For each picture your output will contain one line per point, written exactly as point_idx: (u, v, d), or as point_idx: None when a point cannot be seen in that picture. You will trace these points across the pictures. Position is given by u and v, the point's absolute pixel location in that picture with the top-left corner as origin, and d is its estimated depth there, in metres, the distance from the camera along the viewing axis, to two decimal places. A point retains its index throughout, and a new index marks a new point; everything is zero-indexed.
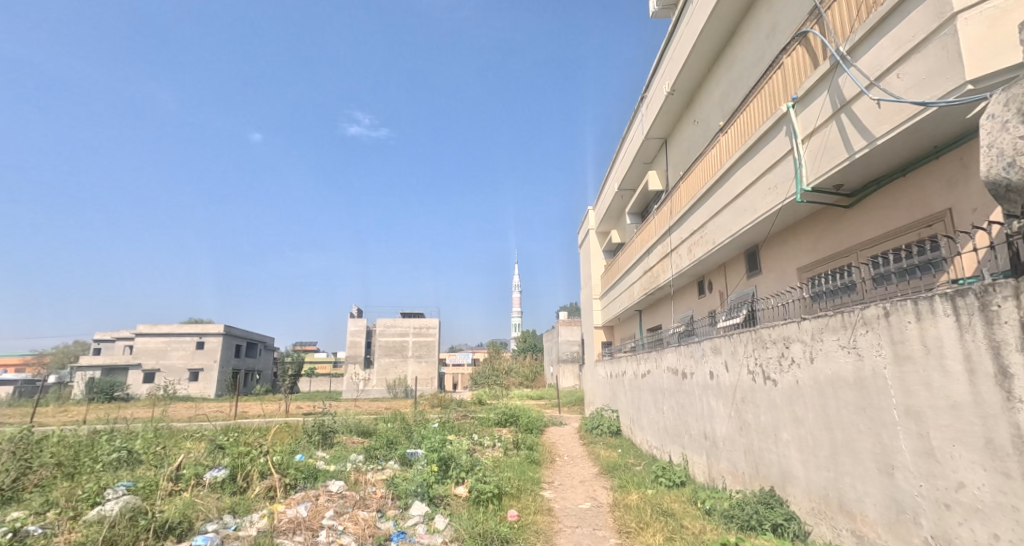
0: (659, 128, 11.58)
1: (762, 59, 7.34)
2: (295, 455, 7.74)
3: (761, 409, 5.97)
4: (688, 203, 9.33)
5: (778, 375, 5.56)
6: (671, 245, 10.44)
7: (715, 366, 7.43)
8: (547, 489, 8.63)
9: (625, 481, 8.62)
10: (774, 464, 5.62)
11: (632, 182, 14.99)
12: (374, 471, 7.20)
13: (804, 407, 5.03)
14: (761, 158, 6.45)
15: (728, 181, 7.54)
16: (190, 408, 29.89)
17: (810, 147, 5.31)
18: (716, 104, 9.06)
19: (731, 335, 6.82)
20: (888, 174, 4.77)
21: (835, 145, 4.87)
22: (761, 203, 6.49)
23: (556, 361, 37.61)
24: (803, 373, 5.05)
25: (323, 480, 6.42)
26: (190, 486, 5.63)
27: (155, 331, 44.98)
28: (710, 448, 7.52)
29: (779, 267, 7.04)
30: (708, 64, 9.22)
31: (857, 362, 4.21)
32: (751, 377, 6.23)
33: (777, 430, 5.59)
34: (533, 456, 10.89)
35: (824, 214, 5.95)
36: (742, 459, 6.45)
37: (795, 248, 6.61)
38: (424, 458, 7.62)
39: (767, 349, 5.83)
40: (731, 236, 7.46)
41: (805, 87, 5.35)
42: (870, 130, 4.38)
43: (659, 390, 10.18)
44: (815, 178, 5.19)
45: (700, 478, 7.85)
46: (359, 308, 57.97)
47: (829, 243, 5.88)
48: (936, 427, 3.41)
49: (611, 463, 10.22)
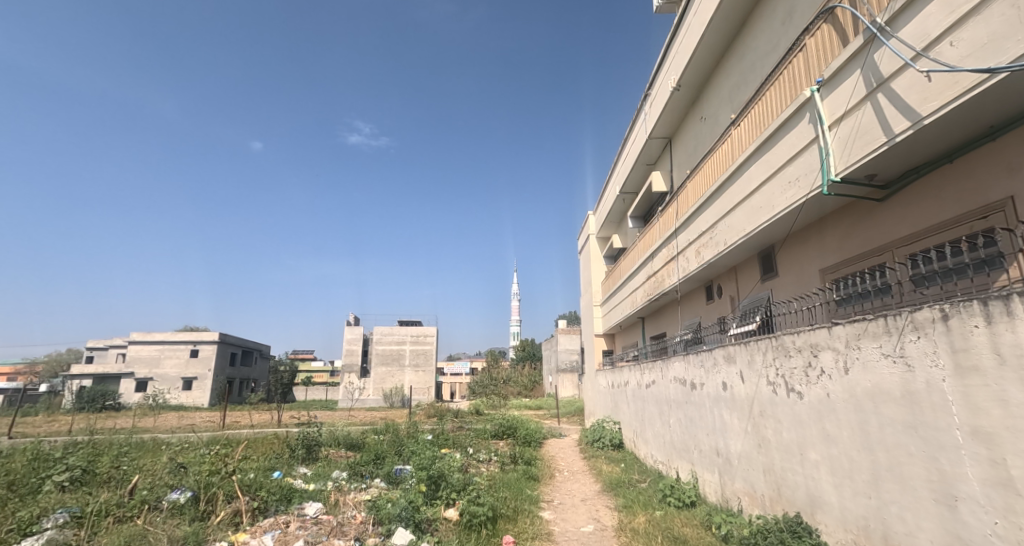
0: (663, 126, 11.09)
1: (778, 47, 6.86)
2: (271, 473, 7.07)
3: (783, 425, 5.40)
4: (696, 201, 8.79)
5: (804, 388, 5.00)
6: (678, 248, 9.89)
7: (728, 376, 6.85)
8: (546, 510, 8.03)
9: (630, 501, 8.02)
10: (801, 487, 5.03)
11: (635, 185, 14.49)
12: (358, 492, 6.57)
13: (838, 424, 4.45)
14: (780, 149, 5.92)
15: (741, 177, 7.02)
16: (178, 418, 29.11)
17: (839, 134, 4.79)
18: (726, 99, 8.56)
19: (747, 342, 6.26)
20: (931, 162, 4.25)
21: (870, 129, 4.35)
22: (780, 199, 5.95)
23: (555, 371, 36.94)
24: (837, 386, 4.47)
25: (300, 502, 5.80)
26: (144, 513, 5.03)
27: (148, 339, 44.32)
28: (723, 466, 6.91)
29: (799, 269, 6.50)
30: (717, 58, 8.75)
31: (906, 374, 3.64)
32: (772, 389, 5.64)
33: (803, 449, 5.01)
34: (531, 471, 10.27)
35: (853, 209, 5.40)
36: (762, 480, 5.85)
37: (817, 247, 6.07)
38: (413, 476, 6.99)
39: (790, 358, 5.27)
40: (745, 235, 6.92)
41: (833, 68, 4.83)
42: (916, 107, 3.85)
43: (666, 402, 9.59)
44: (846, 167, 4.65)
45: (712, 498, 7.24)
46: (354, 317, 57.31)
47: (857, 241, 5.35)
48: (1016, 454, 2.88)
49: (614, 479, 9.60)
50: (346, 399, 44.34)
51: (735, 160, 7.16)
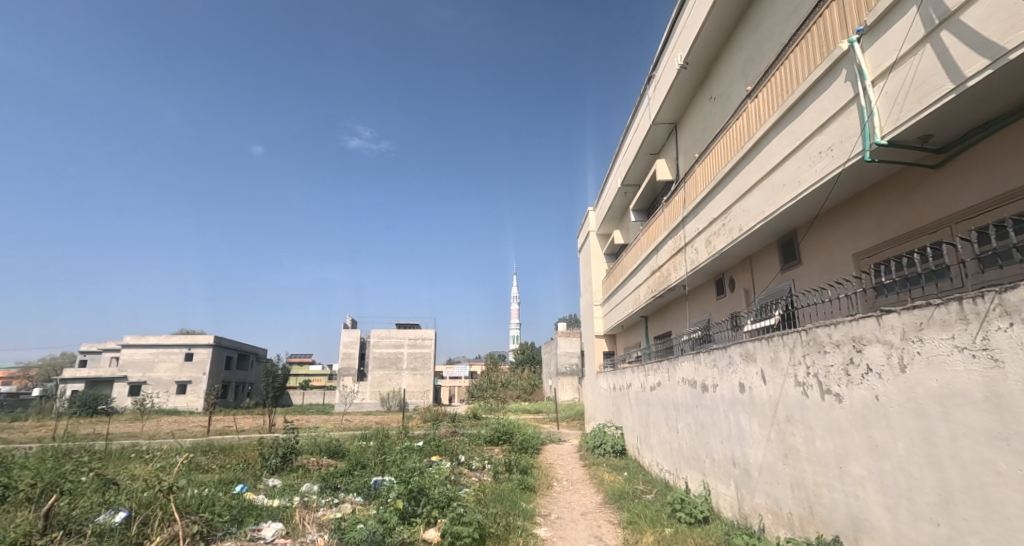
0: (668, 110, 10.36)
1: (801, 7, 6.11)
2: (231, 487, 6.40)
3: (816, 433, 4.63)
4: (707, 186, 8.05)
5: (844, 390, 4.23)
6: (685, 239, 9.13)
7: (746, 377, 6.08)
8: (542, 525, 7.28)
9: (635, 515, 7.25)
10: (841, 507, 4.26)
11: (638, 177, 13.72)
12: (329, 510, 5.83)
13: (891, 434, 3.69)
14: (808, 117, 5.15)
15: (760, 154, 6.27)
16: (169, 422, 28.32)
17: (886, 89, 4.04)
18: (739, 74, 7.84)
19: (771, 338, 5.50)
20: (1008, 115, 3.53)
21: (931, 77, 3.61)
22: (806, 174, 5.19)
23: (555, 374, 36.12)
24: (889, 387, 3.71)
25: (256, 521, 5.10)
26: (62, 542, 4.22)
27: (141, 343, 43.56)
28: (741, 478, 6.14)
29: (827, 254, 5.76)
30: (729, 30, 8.01)
31: (992, 371, 2.90)
32: (802, 391, 4.88)
33: (843, 462, 4.24)
34: (527, 481, 9.49)
35: (896, 181, 4.65)
36: (789, 496, 5.09)
37: (851, 229, 5.32)
38: (392, 489, 6.21)
39: (826, 354, 4.51)
40: (763, 219, 6.17)
41: (878, 11, 4.09)
42: (997, 40, 3.12)
43: (673, 405, 8.83)
44: (896, 126, 3.91)
45: (727, 514, 6.46)
46: (352, 321, 56.67)
47: (901, 218, 4.61)
48: None
49: (617, 490, 8.83)
50: (341, 404, 43.62)
51: (752, 136, 6.43)
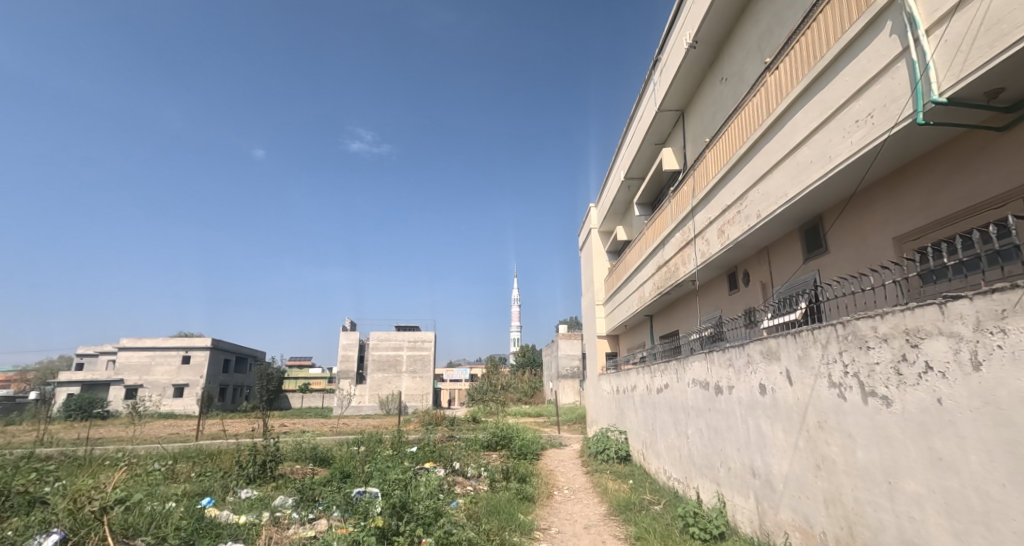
0: (675, 95, 9.75)
1: None
2: (194, 501, 5.76)
3: (858, 441, 3.99)
4: (718, 171, 7.44)
5: (895, 392, 3.58)
6: (694, 229, 8.52)
7: (768, 377, 5.45)
8: (541, 541, 6.62)
9: (643, 530, 6.60)
10: (889, 529, 3.63)
11: (641, 169, 13.08)
12: (300, 528, 5.23)
13: (960, 445, 3.05)
14: (842, 82, 4.53)
15: (781, 130, 5.65)
16: (160, 426, 27.61)
17: (945, 37, 3.43)
18: (754, 50, 7.24)
19: (798, 333, 4.87)
20: None
21: (1010, 14, 3.00)
22: (839, 147, 4.56)
23: (556, 377, 35.49)
24: (957, 389, 3.08)
25: (214, 542, 4.40)
26: None
27: (137, 346, 42.93)
28: (761, 490, 5.51)
29: (862, 238, 5.14)
30: (743, 3, 7.41)
31: None
32: (838, 392, 4.24)
33: (893, 478, 3.60)
34: (525, 490, 8.85)
35: (950, 150, 4.06)
36: (821, 513, 4.46)
37: (891, 209, 4.72)
38: (374, 504, 5.54)
39: (868, 350, 3.87)
40: (785, 201, 5.55)
41: None
42: None
43: (682, 409, 8.19)
44: (959, 78, 3.29)
45: (746, 529, 5.82)
46: (352, 323, 56.10)
47: (957, 191, 4.01)
48: None
49: (623, 500, 8.17)
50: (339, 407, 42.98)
51: (772, 110, 5.81)
